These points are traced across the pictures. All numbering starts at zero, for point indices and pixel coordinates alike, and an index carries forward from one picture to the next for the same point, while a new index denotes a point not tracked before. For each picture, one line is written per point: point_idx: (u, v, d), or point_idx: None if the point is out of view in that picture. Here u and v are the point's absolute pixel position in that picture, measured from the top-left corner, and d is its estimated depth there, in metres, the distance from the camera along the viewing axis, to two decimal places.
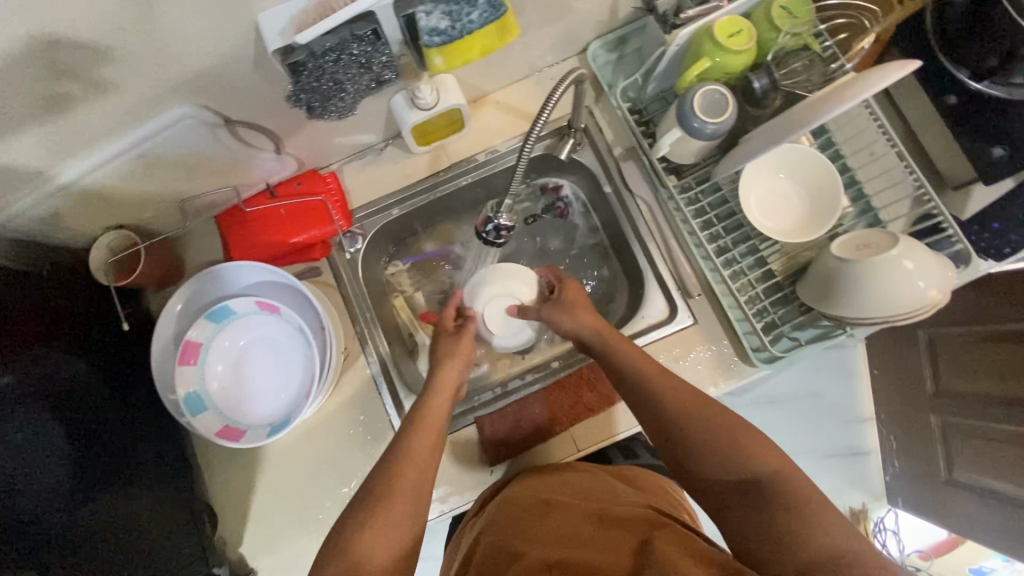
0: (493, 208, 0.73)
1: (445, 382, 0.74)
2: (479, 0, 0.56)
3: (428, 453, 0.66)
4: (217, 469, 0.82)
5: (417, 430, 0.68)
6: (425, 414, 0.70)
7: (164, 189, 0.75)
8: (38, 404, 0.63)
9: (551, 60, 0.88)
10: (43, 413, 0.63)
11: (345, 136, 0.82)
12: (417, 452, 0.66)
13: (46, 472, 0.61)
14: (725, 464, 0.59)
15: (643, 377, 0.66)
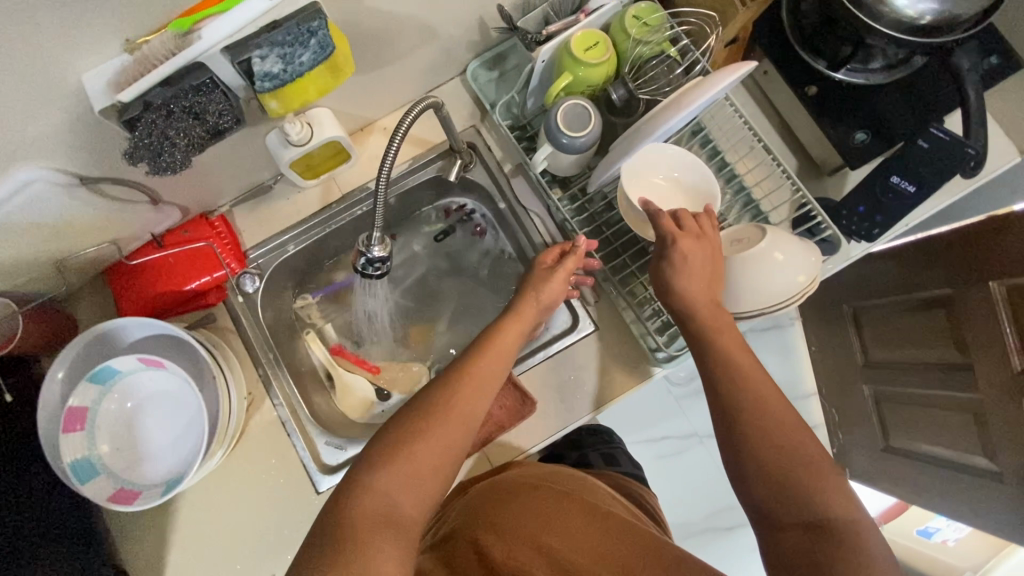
0: (364, 242, 0.73)
1: (522, 315, 0.70)
2: (309, 41, 0.56)
3: (490, 384, 0.63)
4: (128, 533, 0.79)
5: (483, 358, 0.65)
6: (497, 348, 0.66)
7: (36, 253, 0.73)
8: None
9: (432, 84, 0.88)
10: None
11: (227, 180, 0.82)
12: (484, 390, 0.63)
13: None
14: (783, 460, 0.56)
15: (728, 341, 0.63)
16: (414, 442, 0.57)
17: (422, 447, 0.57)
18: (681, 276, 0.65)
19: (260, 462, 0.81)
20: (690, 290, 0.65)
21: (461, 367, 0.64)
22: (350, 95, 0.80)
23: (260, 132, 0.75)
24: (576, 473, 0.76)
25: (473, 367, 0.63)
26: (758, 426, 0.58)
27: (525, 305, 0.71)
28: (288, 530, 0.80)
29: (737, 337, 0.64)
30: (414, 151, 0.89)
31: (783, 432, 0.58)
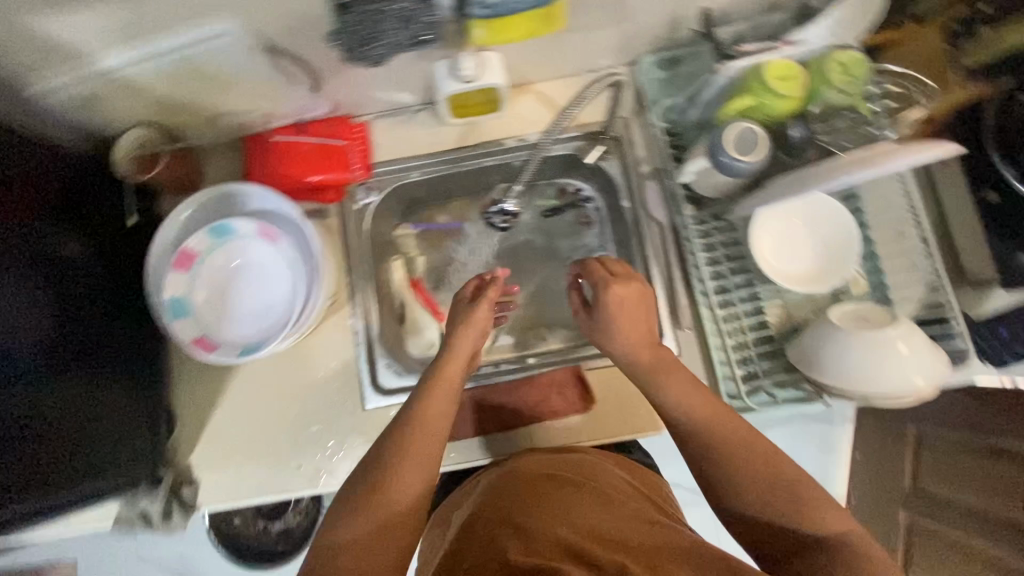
0: (502, 193, 0.96)
1: (462, 354, 0.73)
2: None
3: (441, 421, 0.68)
4: (186, 378, 0.84)
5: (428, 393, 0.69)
6: (441, 390, 0.70)
7: (200, 99, 0.77)
8: (32, 279, 0.65)
9: (602, 64, 0.87)
10: (35, 287, 0.65)
11: (382, 91, 0.83)
12: (436, 430, 0.67)
13: (28, 343, 0.63)
14: (762, 495, 0.58)
15: (697, 420, 0.63)
16: (368, 495, 0.61)
17: (382, 499, 0.61)
18: (612, 325, 0.68)
19: (321, 361, 0.84)
20: (618, 350, 0.69)
21: (413, 412, 0.68)
22: (526, 51, 0.80)
23: (430, 58, 0.77)
24: (565, 458, 0.73)
25: (422, 412, 0.68)
26: (733, 452, 0.60)
27: (460, 351, 0.73)
28: (325, 431, 0.82)
29: (699, 395, 0.65)
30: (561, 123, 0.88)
31: (757, 454, 0.60)
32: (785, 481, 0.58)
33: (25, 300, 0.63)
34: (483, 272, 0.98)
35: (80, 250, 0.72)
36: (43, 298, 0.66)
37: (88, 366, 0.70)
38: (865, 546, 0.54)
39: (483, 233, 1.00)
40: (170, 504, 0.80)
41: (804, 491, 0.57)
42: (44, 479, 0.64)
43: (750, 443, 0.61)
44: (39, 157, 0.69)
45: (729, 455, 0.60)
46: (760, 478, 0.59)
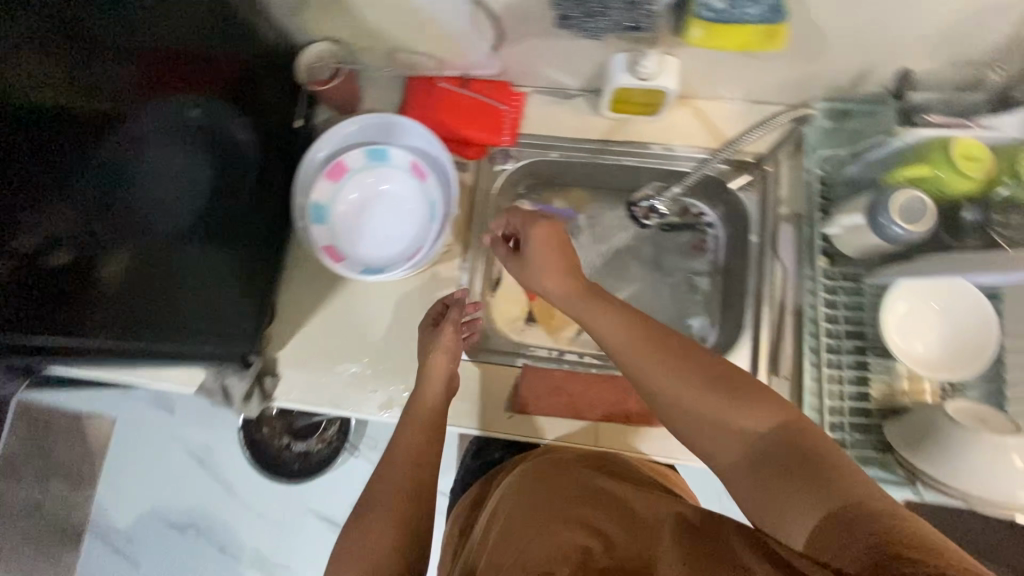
0: (655, 189, 0.94)
1: (433, 383, 0.77)
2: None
3: (416, 441, 0.72)
4: (297, 280, 0.89)
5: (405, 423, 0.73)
6: (413, 422, 0.74)
7: (390, 31, 0.81)
8: (197, 142, 0.72)
9: (772, 97, 0.86)
10: (197, 149, 0.72)
11: (552, 67, 0.85)
12: (406, 453, 0.70)
13: (180, 192, 0.70)
14: (710, 431, 0.55)
15: (651, 363, 0.59)
16: (360, 523, 0.63)
17: (368, 532, 0.62)
18: (530, 266, 0.71)
19: (421, 301, 0.88)
20: (549, 288, 0.70)
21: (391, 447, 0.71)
22: (704, 65, 0.80)
23: (611, 48, 0.78)
24: (542, 459, 0.75)
25: (394, 446, 0.71)
26: (664, 368, 0.58)
27: (430, 377, 0.77)
28: (407, 366, 0.86)
29: (608, 318, 0.63)
30: (712, 144, 0.88)
31: (676, 355, 0.59)
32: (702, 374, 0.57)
33: (185, 165, 0.70)
34: (585, 265, 0.99)
35: (245, 136, 0.79)
36: (202, 160, 0.72)
37: (220, 239, 0.77)
38: (809, 442, 0.51)
39: (596, 229, 1.00)
40: (254, 388, 0.84)
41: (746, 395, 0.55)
42: (163, 326, 0.70)
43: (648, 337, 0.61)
44: (233, 46, 0.76)
45: (675, 378, 0.58)
46: (713, 393, 0.56)
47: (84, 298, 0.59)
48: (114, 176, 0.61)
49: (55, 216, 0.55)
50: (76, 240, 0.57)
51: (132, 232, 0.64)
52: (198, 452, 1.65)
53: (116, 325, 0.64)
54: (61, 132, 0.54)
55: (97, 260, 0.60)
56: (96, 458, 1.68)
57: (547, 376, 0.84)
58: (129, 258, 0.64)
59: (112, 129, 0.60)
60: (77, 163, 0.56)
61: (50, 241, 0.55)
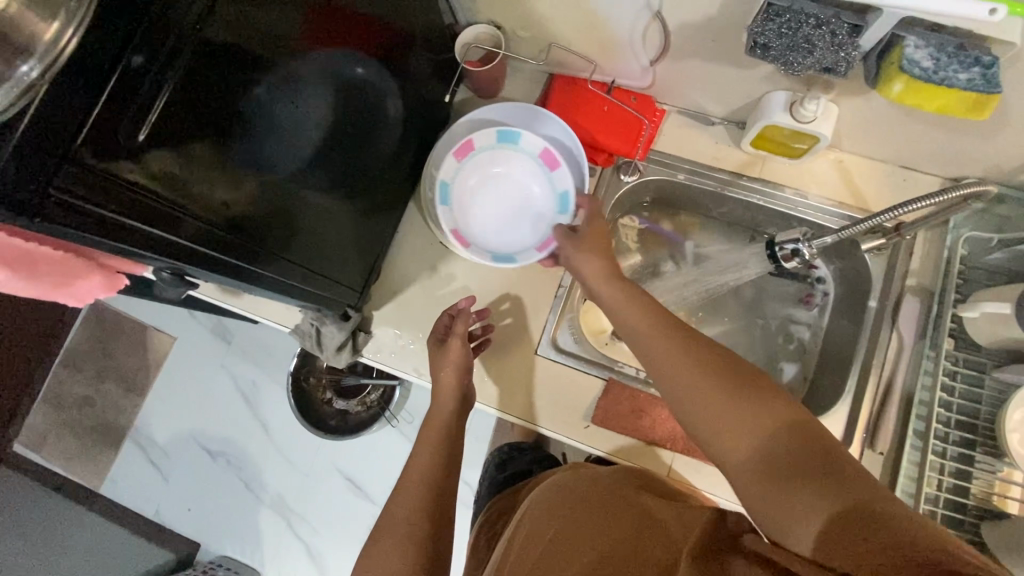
0: (806, 235, 0.76)
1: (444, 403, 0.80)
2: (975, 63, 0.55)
3: (428, 466, 0.73)
4: (407, 246, 0.92)
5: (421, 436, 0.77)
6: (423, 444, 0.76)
7: (555, 27, 0.82)
8: (354, 101, 0.73)
9: (922, 165, 0.83)
10: (352, 107, 0.73)
11: (702, 92, 0.85)
12: (419, 472, 0.72)
13: (333, 144, 0.72)
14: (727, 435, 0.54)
15: (682, 379, 0.58)
16: (378, 532, 0.67)
17: (382, 544, 0.66)
18: (577, 256, 0.75)
19: (520, 294, 0.89)
20: (595, 282, 0.72)
21: (408, 468, 0.74)
22: (863, 120, 0.78)
23: (773, 85, 0.77)
24: (562, 477, 0.76)
25: (411, 466, 0.73)
26: (686, 372, 0.58)
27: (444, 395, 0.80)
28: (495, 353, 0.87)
29: (641, 322, 0.65)
30: (847, 200, 0.86)
31: (704, 362, 0.57)
32: (720, 377, 0.56)
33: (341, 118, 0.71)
34: (683, 292, 0.98)
35: (393, 106, 0.82)
36: (354, 119, 0.74)
37: (348, 195, 0.79)
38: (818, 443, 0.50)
39: (701, 260, 0.99)
40: (347, 340, 0.86)
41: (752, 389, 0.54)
42: (298, 265, 0.72)
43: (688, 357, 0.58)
44: (408, 17, 0.79)
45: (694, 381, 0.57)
46: (730, 398, 0.54)
47: (249, 221, 0.62)
48: (292, 111, 0.63)
49: (246, 136, 0.58)
50: (254, 163, 0.60)
51: (291, 167, 0.66)
52: (244, 387, 1.71)
53: (269, 255, 0.66)
54: (268, 58, 0.57)
55: (263, 187, 0.63)
56: (151, 370, 1.76)
57: (632, 397, 0.83)
58: (284, 191, 0.66)
59: (302, 67, 0.62)
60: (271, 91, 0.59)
61: (238, 161, 0.58)
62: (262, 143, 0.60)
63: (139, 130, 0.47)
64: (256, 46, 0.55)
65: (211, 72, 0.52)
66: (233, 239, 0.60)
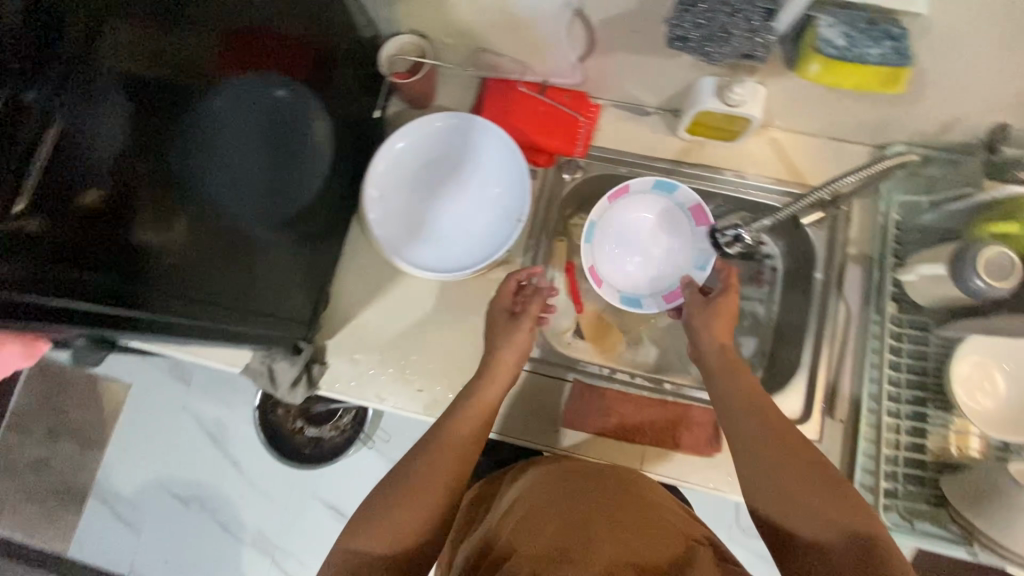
0: (749, 222, 0.78)
1: (500, 381, 0.76)
2: (884, 39, 0.55)
3: (466, 442, 0.70)
4: (356, 270, 0.89)
5: (466, 409, 0.72)
6: (472, 410, 0.73)
7: (480, 31, 0.80)
8: (274, 129, 0.71)
9: (851, 136, 0.86)
10: (272, 135, 0.71)
11: (634, 84, 0.85)
12: (458, 448, 0.69)
13: (255, 174, 0.69)
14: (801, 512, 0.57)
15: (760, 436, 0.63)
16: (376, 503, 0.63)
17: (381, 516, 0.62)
18: (699, 319, 0.79)
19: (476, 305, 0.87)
20: (716, 344, 0.76)
21: (445, 429, 0.70)
22: (792, 98, 0.79)
23: (701, 71, 0.78)
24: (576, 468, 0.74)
25: (452, 429, 0.70)
26: (762, 440, 0.63)
27: (503, 365, 0.77)
28: (457, 368, 0.85)
29: (734, 376, 0.71)
30: (784, 177, 0.87)
31: (765, 415, 0.65)
32: (776, 429, 0.63)
33: (259, 148, 0.68)
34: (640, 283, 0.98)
35: (322, 128, 0.79)
36: (274, 146, 0.71)
37: (283, 226, 0.75)
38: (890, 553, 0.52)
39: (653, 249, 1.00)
40: (302, 374, 0.83)
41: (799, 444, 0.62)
42: (233, 308, 0.69)
43: (750, 408, 0.67)
44: (323, 34, 0.76)
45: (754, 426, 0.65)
46: (794, 470, 0.59)
47: (171, 272, 0.58)
48: (202, 150, 0.60)
49: (152, 184, 0.54)
50: (166, 211, 0.56)
51: (212, 210, 0.63)
52: (209, 426, 1.64)
53: (198, 303, 0.63)
54: (160, 99, 0.54)
55: (184, 235, 0.59)
56: (107, 420, 1.67)
57: (599, 395, 0.83)
58: (209, 235, 0.63)
59: (202, 102, 0.59)
60: (173, 133, 0.56)
61: (147, 211, 0.54)
62: (172, 189, 0.57)
63: (17, 200, 0.44)
64: (145, 88, 0.52)
65: (95, 123, 0.48)
66: (152, 296, 0.57)
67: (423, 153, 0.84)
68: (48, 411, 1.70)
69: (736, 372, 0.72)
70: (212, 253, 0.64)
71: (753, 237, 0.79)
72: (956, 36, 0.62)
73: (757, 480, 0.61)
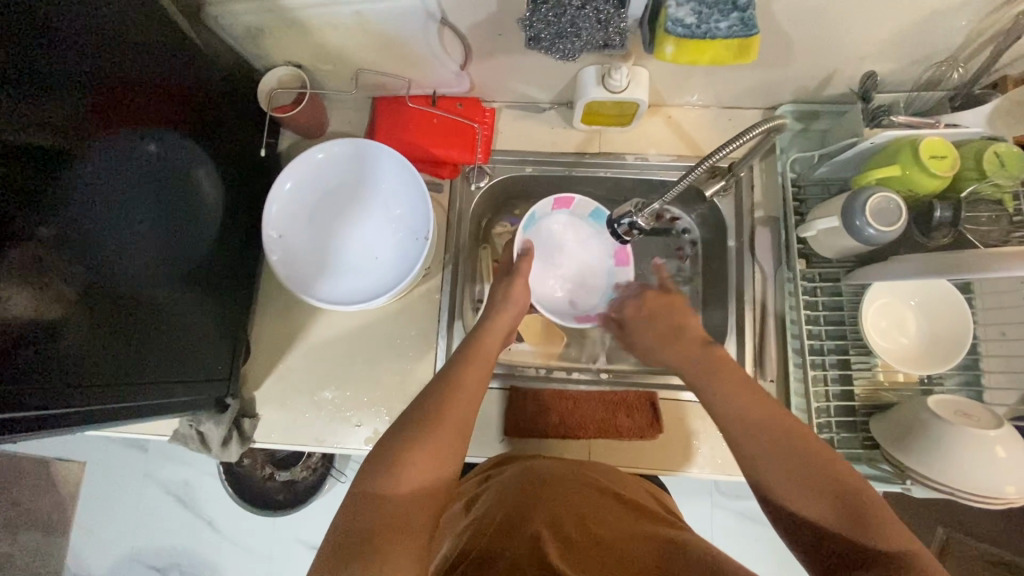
0: (637, 206, 0.75)
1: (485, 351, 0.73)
2: (734, 9, 0.55)
3: (471, 398, 0.67)
4: (275, 313, 0.87)
5: (469, 356, 0.72)
6: (472, 373, 0.69)
7: (353, 53, 0.78)
8: (145, 181, 0.66)
9: (740, 102, 0.87)
10: (143, 188, 0.66)
11: (522, 83, 0.84)
12: (466, 403, 0.65)
13: (129, 232, 0.64)
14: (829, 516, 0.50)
15: (764, 426, 0.57)
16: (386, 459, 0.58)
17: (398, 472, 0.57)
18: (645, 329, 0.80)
19: (401, 328, 0.86)
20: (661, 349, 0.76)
21: (450, 382, 0.67)
22: (675, 74, 0.80)
23: (582, 62, 0.77)
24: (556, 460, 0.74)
25: (459, 377, 0.68)
26: (766, 439, 0.56)
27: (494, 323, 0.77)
28: (391, 396, 0.83)
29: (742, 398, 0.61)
30: (683, 150, 0.88)
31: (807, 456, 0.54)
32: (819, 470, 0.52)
33: (128, 202, 0.64)
34: None
35: (207, 175, 0.76)
36: (148, 198, 0.67)
37: (177, 279, 0.71)
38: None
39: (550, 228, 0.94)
40: (231, 432, 0.81)
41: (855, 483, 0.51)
42: (129, 377, 0.64)
43: (782, 439, 0.55)
44: (194, 79, 0.73)
45: (777, 464, 0.54)
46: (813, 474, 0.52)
47: (49, 354, 0.54)
48: (75, 224, 0.57)
49: (23, 272, 0.52)
50: (44, 291, 0.54)
51: (99, 281, 0.60)
52: (176, 489, 1.56)
53: (100, 383, 0.60)
54: (20, 180, 0.51)
55: (69, 315, 0.56)
56: (64, 503, 1.58)
57: (537, 398, 0.83)
58: (103, 309, 0.60)
59: (69, 172, 0.56)
60: (41, 208, 0.53)
61: (25, 295, 0.52)
62: (47, 272, 0.54)
63: None
64: (2, 173, 0.49)
65: None
66: (15, 385, 0.51)
67: (317, 186, 0.81)
68: (4, 504, 1.62)
69: (735, 382, 0.64)
70: (94, 325, 0.59)
71: (648, 220, 0.76)
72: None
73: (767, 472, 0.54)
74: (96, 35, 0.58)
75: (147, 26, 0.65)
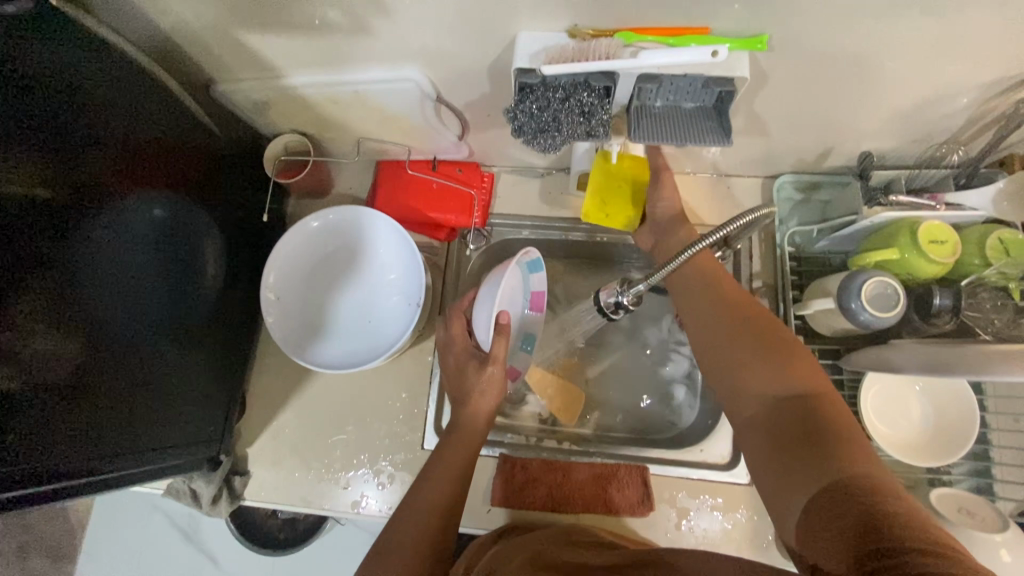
0: (621, 284, 0.73)
1: (466, 446, 0.72)
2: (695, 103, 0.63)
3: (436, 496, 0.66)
4: (274, 369, 0.89)
5: (446, 453, 0.71)
6: (439, 478, 0.68)
7: (355, 124, 0.81)
8: (153, 245, 0.69)
9: (739, 171, 0.87)
10: (150, 250, 0.69)
11: (519, 152, 0.86)
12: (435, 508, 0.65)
13: (136, 295, 0.67)
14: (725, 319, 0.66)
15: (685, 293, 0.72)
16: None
17: None
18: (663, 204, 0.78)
19: (393, 388, 0.86)
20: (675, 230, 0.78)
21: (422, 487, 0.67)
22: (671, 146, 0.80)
23: None
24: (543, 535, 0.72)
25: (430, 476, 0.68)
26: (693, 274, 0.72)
27: (471, 418, 0.73)
28: (379, 459, 0.83)
29: (708, 261, 0.73)
30: None
31: (754, 325, 0.64)
32: (748, 343, 0.62)
33: (135, 264, 0.66)
34: (566, 340, 0.97)
35: (211, 239, 0.79)
36: (155, 259, 0.69)
37: (180, 339, 0.73)
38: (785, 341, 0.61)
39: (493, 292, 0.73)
40: (221, 491, 0.82)
41: (793, 360, 0.58)
42: (128, 439, 0.65)
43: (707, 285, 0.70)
44: (202, 147, 0.76)
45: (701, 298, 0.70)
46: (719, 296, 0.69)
47: (53, 420, 0.56)
48: (80, 290, 0.59)
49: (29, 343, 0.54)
50: (53, 358, 0.56)
51: (104, 343, 0.62)
52: (182, 520, 1.58)
53: (95, 449, 0.61)
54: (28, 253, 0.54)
55: (77, 379, 0.59)
56: (74, 529, 1.60)
57: (525, 468, 0.81)
58: (107, 370, 0.63)
59: (78, 241, 0.59)
60: (49, 277, 0.56)
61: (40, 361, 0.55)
62: (55, 338, 0.56)
63: None
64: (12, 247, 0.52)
65: None
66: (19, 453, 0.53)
67: (316, 249, 0.84)
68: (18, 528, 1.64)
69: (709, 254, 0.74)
70: (99, 386, 0.61)
71: (633, 300, 0.72)
72: (795, 79, 0.64)
73: (702, 303, 0.69)
74: (105, 110, 0.61)
75: (159, 99, 0.68)
